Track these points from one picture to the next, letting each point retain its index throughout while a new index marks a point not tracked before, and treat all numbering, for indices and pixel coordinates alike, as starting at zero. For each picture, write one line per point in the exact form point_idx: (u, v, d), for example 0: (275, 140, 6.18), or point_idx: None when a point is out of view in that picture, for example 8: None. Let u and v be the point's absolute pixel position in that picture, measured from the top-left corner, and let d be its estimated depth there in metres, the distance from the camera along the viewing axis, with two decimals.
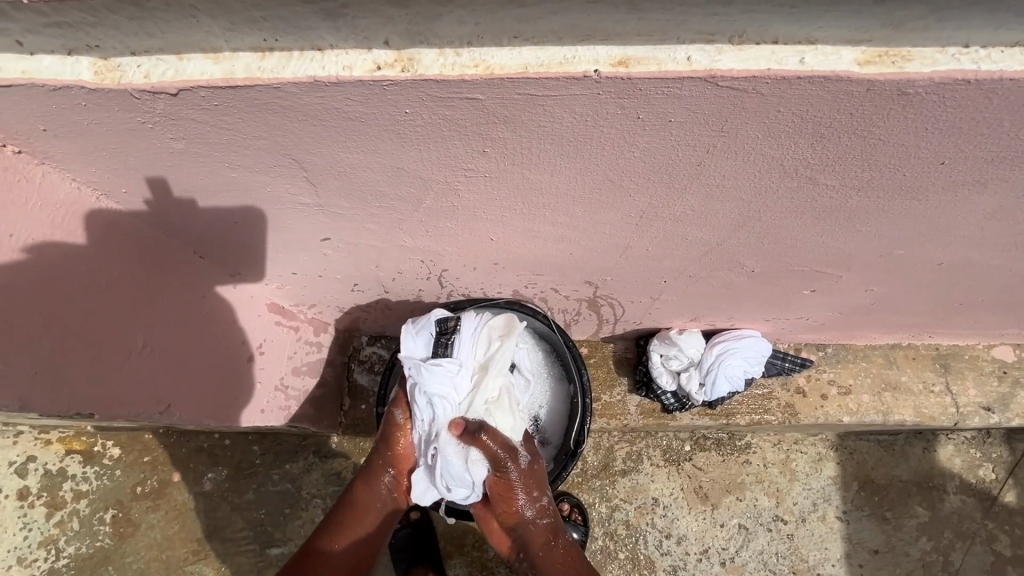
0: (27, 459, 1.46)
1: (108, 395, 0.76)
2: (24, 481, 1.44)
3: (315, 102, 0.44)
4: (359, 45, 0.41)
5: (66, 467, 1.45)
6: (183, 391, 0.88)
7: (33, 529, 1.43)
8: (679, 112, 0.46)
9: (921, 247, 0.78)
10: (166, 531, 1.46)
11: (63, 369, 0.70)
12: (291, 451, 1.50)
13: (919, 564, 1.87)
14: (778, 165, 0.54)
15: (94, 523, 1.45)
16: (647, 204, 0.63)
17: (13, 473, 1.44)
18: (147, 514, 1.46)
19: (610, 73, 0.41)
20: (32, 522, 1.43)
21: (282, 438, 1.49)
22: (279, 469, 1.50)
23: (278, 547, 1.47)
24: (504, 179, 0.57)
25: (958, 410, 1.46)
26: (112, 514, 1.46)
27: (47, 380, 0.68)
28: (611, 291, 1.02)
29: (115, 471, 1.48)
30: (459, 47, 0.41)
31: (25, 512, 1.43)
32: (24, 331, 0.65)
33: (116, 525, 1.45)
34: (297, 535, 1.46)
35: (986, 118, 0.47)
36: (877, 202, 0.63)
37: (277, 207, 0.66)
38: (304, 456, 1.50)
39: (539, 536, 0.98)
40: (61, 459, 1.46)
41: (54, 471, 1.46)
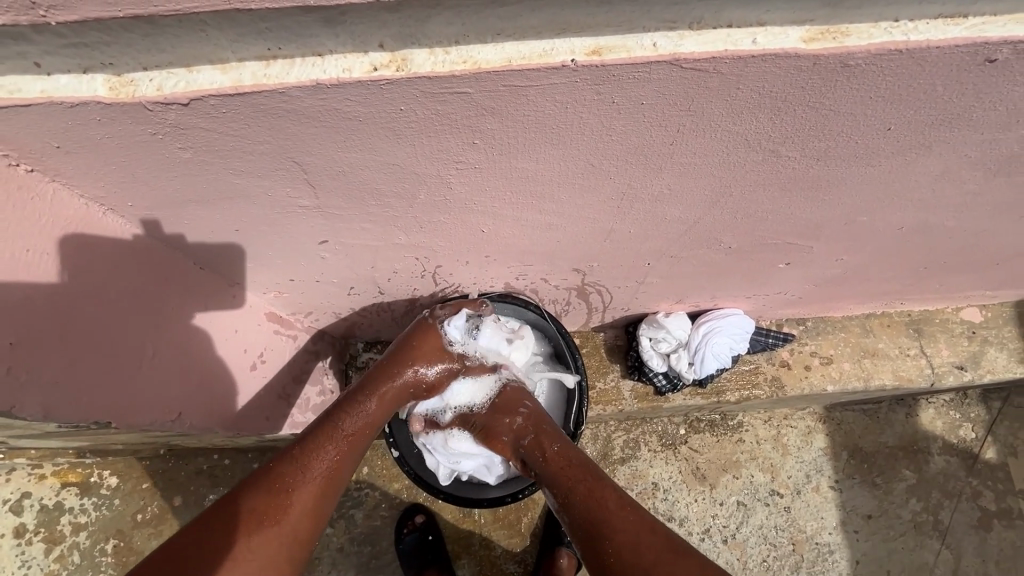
0: (20, 497, 1.53)
1: (123, 404, 0.79)
2: (19, 518, 1.52)
3: (317, 104, 0.48)
4: (356, 49, 0.45)
5: (63, 500, 1.53)
6: (190, 397, 0.92)
7: (33, 565, 1.50)
8: (650, 94, 0.50)
9: (881, 212, 0.84)
10: None
11: (82, 383, 0.72)
12: None
13: (911, 525, 1.94)
14: (743, 140, 0.59)
15: (95, 554, 1.53)
16: (626, 185, 0.68)
17: (8, 511, 1.52)
18: (149, 540, 1.55)
19: (586, 62, 0.46)
20: (32, 557, 1.51)
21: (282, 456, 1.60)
22: None
23: None
24: (493, 169, 0.61)
25: (933, 371, 1.54)
26: (112, 544, 1.54)
27: (67, 395, 0.71)
28: (599, 277, 1.07)
29: (113, 500, 1.56)
30: (448, 46, 0.45)
31: (23, 549, 1.51)
32: (46, 349, 0.67)
33: (117, 554, 1.54)
34: None
35: (922, 83, 0.53)
36: (836, 170, 0.69)
37: (277, 212, 0.69)
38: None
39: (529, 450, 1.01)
40: (56, 493, 1.54)
41: (50, 505, 1.53)
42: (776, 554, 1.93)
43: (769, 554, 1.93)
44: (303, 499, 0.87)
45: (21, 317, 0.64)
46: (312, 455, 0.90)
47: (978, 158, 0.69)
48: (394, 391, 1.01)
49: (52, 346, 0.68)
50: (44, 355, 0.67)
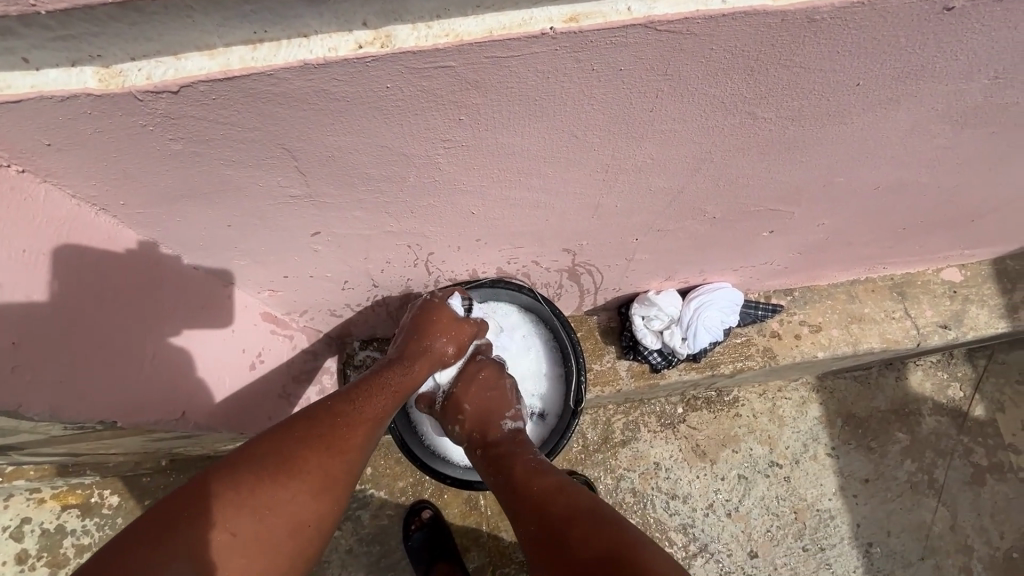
0: (20, 522, 1.52)
1: (129, 407, 0.81)
2: (20, 544, 1.51)
3: (305, 86, 0.49)
4: (340, 28, 0.46)
5: (65, 523, 1.52)
6: (192, 397, 0.93)
7: None
8: (627, 60, 0.52)
9: (858, 172, 0.87)
10: None
11: (91, 390, 0.74)
12: None
13: (907, 485, 1.99)
14: (720, 102, 0.61)
15: None
16: (610, 156, 0.70)
17: (8, 538, 1.51)
18: None
19: (565, 29, 0.47)
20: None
21: None
22: None
23: None
24: (480, 146, 0.63)
25: (918, 331, 1.58)
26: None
27: (78, 402, 0.72)
28: (589, 256, 1.09)
29: (115, 519, 1.54)
30: (430, 20, 0.47)
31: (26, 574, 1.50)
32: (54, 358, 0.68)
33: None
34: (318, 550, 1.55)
35: (886, 35, 0.55)
36: (811, 130, 0.71)
37: (269, 204, 0.70)
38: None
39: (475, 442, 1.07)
40: (57, 516, 1.53)
41: (51, 529, 1.52)
42: (779, 524, 1.96)
43: (773, 523, 1.96)
44: (358, 434, 0.87)
45: (29, 327, 0.65)
46: (365, 399, 0.91)
47: (945, 110, 0.71)
48: (430, 357, 1.04)
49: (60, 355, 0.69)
50: (52, 364, 0.68)
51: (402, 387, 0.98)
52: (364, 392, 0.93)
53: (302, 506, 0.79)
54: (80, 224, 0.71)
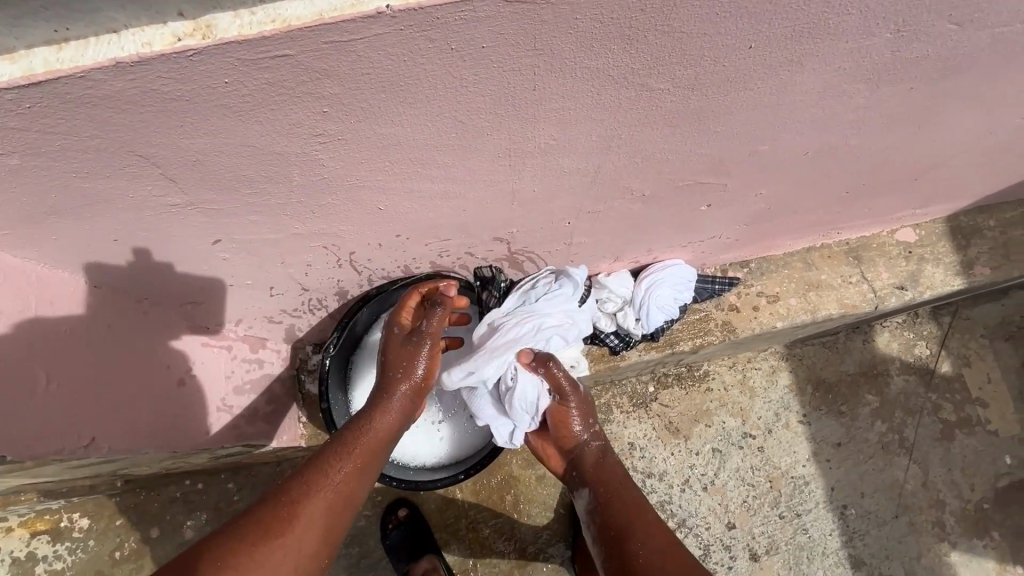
0: None
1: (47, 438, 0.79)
2: None
3: (129, 86, 0.45)
4: (152, 20, 0.42)
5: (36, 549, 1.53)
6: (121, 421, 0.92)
7: None
8: (487, 36, 0.49)
9: (780, 139, 0.84)
10: None
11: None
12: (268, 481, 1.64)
13: (879, 446, 2.01)
14: (608, 75, 0.58)
15: None
16: (508, 140, 0.66)
17: None
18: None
19: (402, 7, 0.44)
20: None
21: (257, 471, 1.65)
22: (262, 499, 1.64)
23: None
24: (358, 139, 0.59)
25: (876, 294, 1.57)
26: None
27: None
28: (524, 243, 1.06)
29: (86, 541, 1.57)
30: (253, 6, 0.43)
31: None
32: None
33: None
34: None
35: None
36: (715, 99, 0.68)
37: (151, 216, 0.66)
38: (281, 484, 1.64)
39: (591, 457, 1.16)
40: (27, 543, 1.55)
41: (22, 556, 1.54)
42: (755, 494, 1.97)
43: (748, 493, 1.97)
44: (313, 511, 0.85)
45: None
46: (322, 467, 0.90)
47: (853, 68, 0.69)
48: (408, 383, 1.03)
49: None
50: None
51: (385, 425, 0.98)
52: (343, 445, 0.93)
53: None
54: None
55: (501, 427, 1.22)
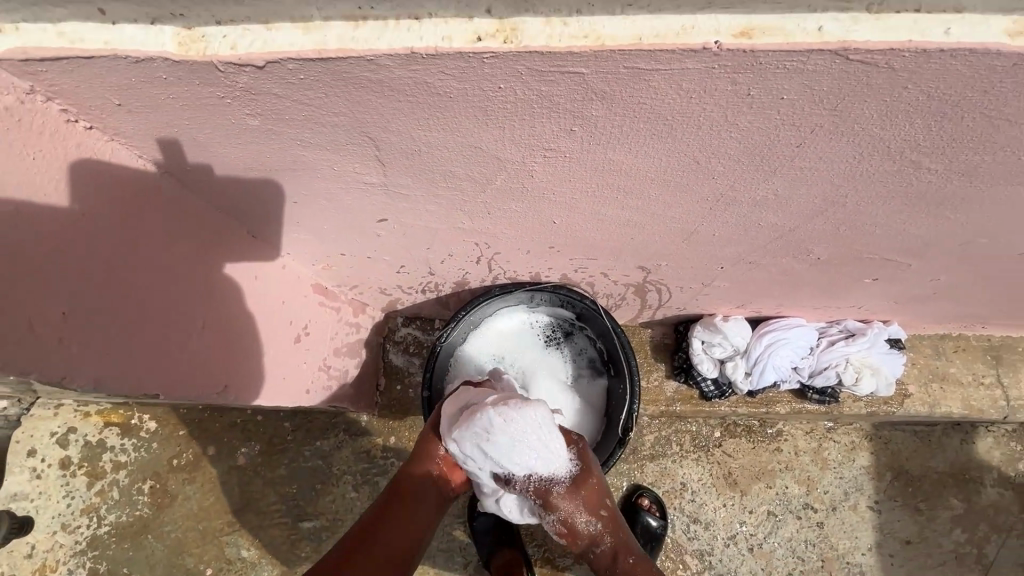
0: (67, 430, 1.35)
1: (124, 385, 0.66)
2: (65, 451, 1.33)
3: (407, 76, 0.41)
4: (457, 14, 0.38)
5: (105, 440, 1.34)
6: (230, 363, 0.83)
7: (76, 497, 1.32)
8: (795, 88, 0.42)
9: (1005, 236, 0.74)
10: (202, 503, 1.34)
11: (88, 347, 0.60)
12: (322, 429, 1.37)
13: (952, 557, 1.77)
14: (885, 147, 0.50)
15: (133, 493, 1.34)
16: (728, 186, 0.60)
17: (55, 444, 1.33)
18: (184, 486, 1.35)
19: (733, 45, 0.38)
20: (75, 491, 1.32)
21: (313, 416, 1.38)
22: (311, 445, 1.37)
23: (309, 520, 1.34)
24: (584, 159, 0.54)
25: (1009, 403, 1.41)
26: (150, 486, 1.34)
27: (105, 357, 0.63)
28: (663, 276, 0.99)
29: (151, 444, 1.36)
30: (475, 13, 0.38)
31: (67, 481, 1.32)
32: (96, 298, 0.61)
33: (154, 496, 1.34)
34: (329, 509, 1.34)
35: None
36: (979, 188, 0.59)
37: (340, 187, 0.64)
38: (333, 433, 1.37)
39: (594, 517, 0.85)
40: (99, 431, 1.35)
41: (93, 442, 1.34)
42: (801, 570, 1.76)
43: (795, 568, 1.76)
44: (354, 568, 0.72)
45: (70, 246, 0.58)
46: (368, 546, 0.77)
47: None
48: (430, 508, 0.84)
49: (134, 293, 0.66)
50: (84, 300, 0.60)
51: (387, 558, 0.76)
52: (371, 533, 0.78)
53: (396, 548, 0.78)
54: (138, 184, 0.67)
55: (806, 375, 1.33)
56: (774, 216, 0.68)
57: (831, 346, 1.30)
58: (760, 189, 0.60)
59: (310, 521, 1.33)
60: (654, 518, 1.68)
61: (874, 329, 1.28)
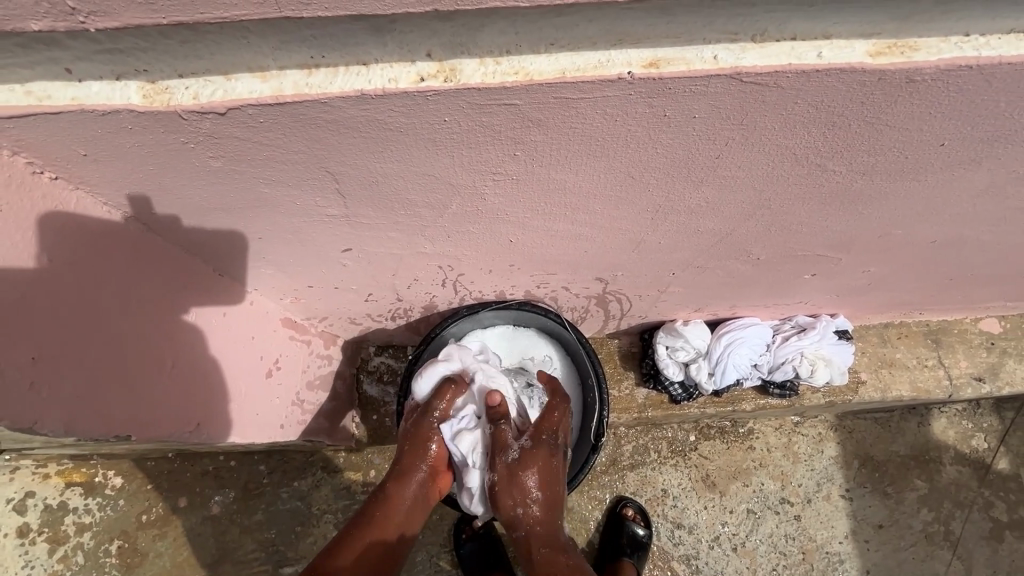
0: (25, 495, 1.29)
1: (94, 426, 0.66)
2: (23, 517, 1.27)
3: (360, 115, 0.45)
4: (402, 58, 0.43)
5: (67, 501, 1.29)
6: (203, 402, 0.84)
7: (36, 566, 1.26)
8: (704, 108, 0.48)
9: (917, 226, 0.82)
10: (176, 558, 1.31)
11: (61, 389, 0.62)
12: (299, 468, 1.37)
13: (922, 536, 1.85)
14: (791, 154, 0.57)
15: (100, 556, 1.29)
16: (664, 197, 0.66)
17: (12, 511, 1.28)
18: (155, 542, 1.31)
19: (643, 75, 0.43)
20: (35, 560, 1.26)
21: (289, 455, 1.37)
22: (289, 486, 1.36)
23: (291, 565, 1.33)
24: (530, 180, 0.59)
25: (951, 382, 1.51)
26: (118, 545, 1.30)
27: (73, 400, 0.63)
28: (621, 286, 1.05)
29: (118, 501, 1.32)
30: (416, 58, 0.43)
31: (26, 550, 1.27)
32: (67, 340, 0.62)
33: (123, 556, 1.29)
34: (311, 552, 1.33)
35: (999, 103, 0.51)
36: (882, 184, 0.66)
37: (304, 220, 0.67)
38: (312, 472, 1.37)
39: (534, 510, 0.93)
40: (61, 493, 1.29)
41: (55, 505, 1.29)
42: (785, 564, 1.80)
43: (779, 563, 1.80)
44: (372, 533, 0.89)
45: (37, 293, 0.59)
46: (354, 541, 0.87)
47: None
48: (408, 518, 0.94)
49: (102, 335, 0.67)
50: (56, 343, 0.61)
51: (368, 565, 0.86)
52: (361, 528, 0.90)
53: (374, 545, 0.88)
54: (106, 233, 0.67)
55: (765, 370, 1.40)
56: (709, 221, 0.75)
57: (786, 341, 1.38)
58: (691, 197, 0.67)
59: (292, 566, 1.33)
60: (638, 527, 1.72)
61: (822, 322, 1.36)
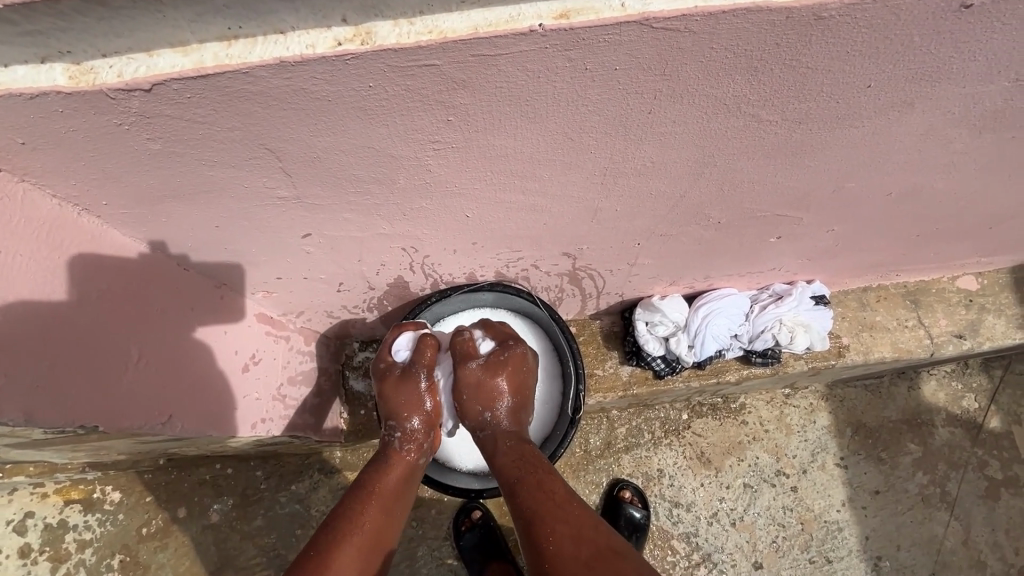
0: (25, 515, 1.30)
1: (59, 416, 0.67)
2: (24, 538, 1.29)
3: (283, 84, 0.46)
4: (318, 24, 0.44)
5: (66, 519, 1.30)
6: (174, 395, 0.85)
7: None
8: (622, 58, 0.49)
9: (868, 177, 0.83)
10: (178, 569, 1.31)
11: (17, 379, 0.62)
12: (296, 471, 1.38)
13: (918, 499, 1.86)
14: (722, 104, 0.58)
15: (102, 571, 1.30)
16: (608, 159, 0.67)
17: (12, 531, 1.29)
18: (157, 554, 1.32)
19: (554, 26, 0.45)
20: None
21: (284, 458, 1.37)
22: (286, 490, 1.37)
23: None
24: (470, 148, 0.60)
25: (932, 341, 1.53)
26: (120, 559, 1.31)
27: (32, 389, 0.64)
28: (589, 260, 1.06)
29: (117, 515, 1.32)
30: (330, 23, 0.44)
31: (29, 570, 1.28)
32: (23, 330, 0.63)
33: (125, 570, 1.30)
34: None
35: (913, 37, 0.52)
36: (821, 134, 0.68)
37: (256, 206, 0.68)
38: (309, 474, 1.38)
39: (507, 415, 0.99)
40: (60, 511, 1.31)
41: (54, 524, 1.30)
42: (784, 535, 1.81)
43: (778, 534, 1.81)
44: (369, 510, 0.89)
45: None
46: (351, 506, 0.89)
47: (961, 115, 0.68)
48: (404, 485, 0.97)
49: (64, 327, 0.68)
50: (11, 333, 0.62)
51: (370, 532, 0.87)
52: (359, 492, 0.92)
53: (369, 515, 0.89)
54: (59, 226, 0.68)
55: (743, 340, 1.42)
56: (658, 184, 0.76)
57: (765, 309, 1.39)
58: (634, 158, 0.68)
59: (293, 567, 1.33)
60: (638, 511, 1.72)
61: (798, 288, 1.37)
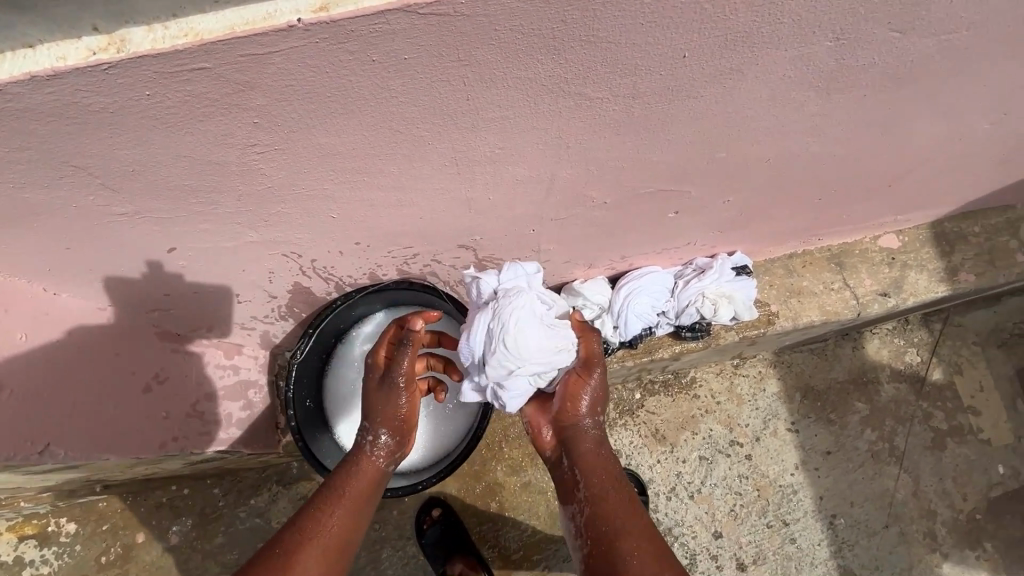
0: None
1: None
2: None
3: (48, 99, 0.46)
4: (66, 36, 0.43)
5: (21, 556, 1.28)
6: (51, 421, 0.90)
7: None
8: (406, 47, 0.49)
9: (736, 146, 0.84)
10: None
11: None
12: (254, 485, 1.36)
13: (868, 456, 1.90)
14: (541, 86, 0.58)
15: None
16: (453, 149, 0.67)
17: None
18: None
19: (312, 20, 0.44)
20: None
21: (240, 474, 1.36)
22: (246, 505, 1.36)
23: None
24: (296, 148, 0.60)
25: (858, 301, 1.55)
26: None
27: None
28: (492, 251, 1.06)
29: (74, 547, 1.30)
30: (82, 33, 0.43)
31: None
32: None
33: None
34: None
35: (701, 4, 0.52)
36: (660, 109, 0.69)
37: (98, 221, 0.68)
38: (267, 487, 1.37)
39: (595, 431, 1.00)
40: (14, 548, 1.29)
41: (9, 562, 1.28)
42: (742, 502, 1.84)
43: (736, 502, 1.84)
44: (342, 512, 0.88)
45: None
46: (319, 508, 0.87)
47: (798, 77, 0.69)
48: (370, 496, 0.94)
49: None
50: None
51: (339, 537, 0.85)
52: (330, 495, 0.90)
53: (339, 518, 0.87)
54: None
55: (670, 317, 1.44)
56: (520, 170, 0.76)
57: (687, 284, 1.40)
58: (479, 146, 0.68)
59: None
60: None
61: (719, 261, 1.39)
